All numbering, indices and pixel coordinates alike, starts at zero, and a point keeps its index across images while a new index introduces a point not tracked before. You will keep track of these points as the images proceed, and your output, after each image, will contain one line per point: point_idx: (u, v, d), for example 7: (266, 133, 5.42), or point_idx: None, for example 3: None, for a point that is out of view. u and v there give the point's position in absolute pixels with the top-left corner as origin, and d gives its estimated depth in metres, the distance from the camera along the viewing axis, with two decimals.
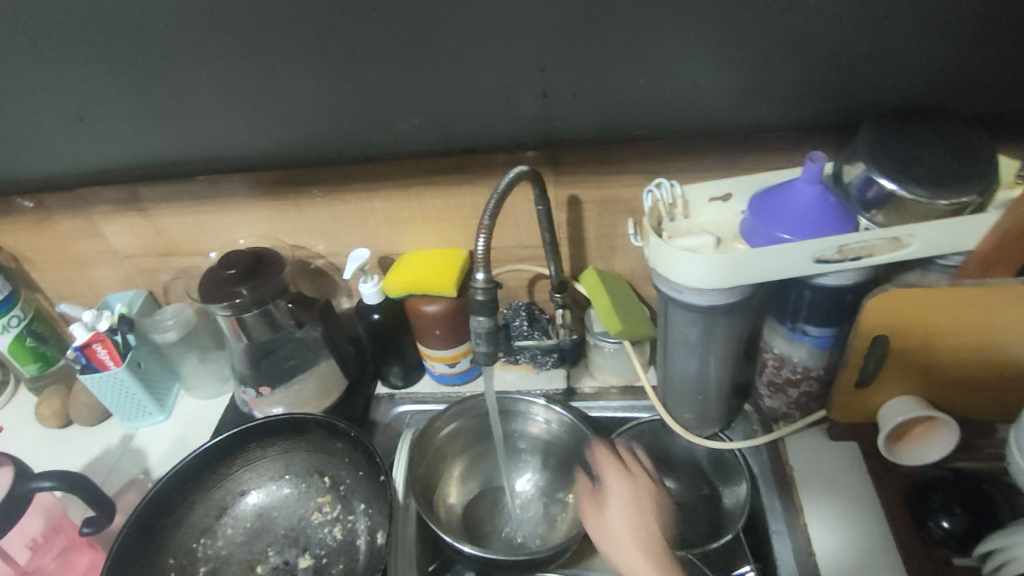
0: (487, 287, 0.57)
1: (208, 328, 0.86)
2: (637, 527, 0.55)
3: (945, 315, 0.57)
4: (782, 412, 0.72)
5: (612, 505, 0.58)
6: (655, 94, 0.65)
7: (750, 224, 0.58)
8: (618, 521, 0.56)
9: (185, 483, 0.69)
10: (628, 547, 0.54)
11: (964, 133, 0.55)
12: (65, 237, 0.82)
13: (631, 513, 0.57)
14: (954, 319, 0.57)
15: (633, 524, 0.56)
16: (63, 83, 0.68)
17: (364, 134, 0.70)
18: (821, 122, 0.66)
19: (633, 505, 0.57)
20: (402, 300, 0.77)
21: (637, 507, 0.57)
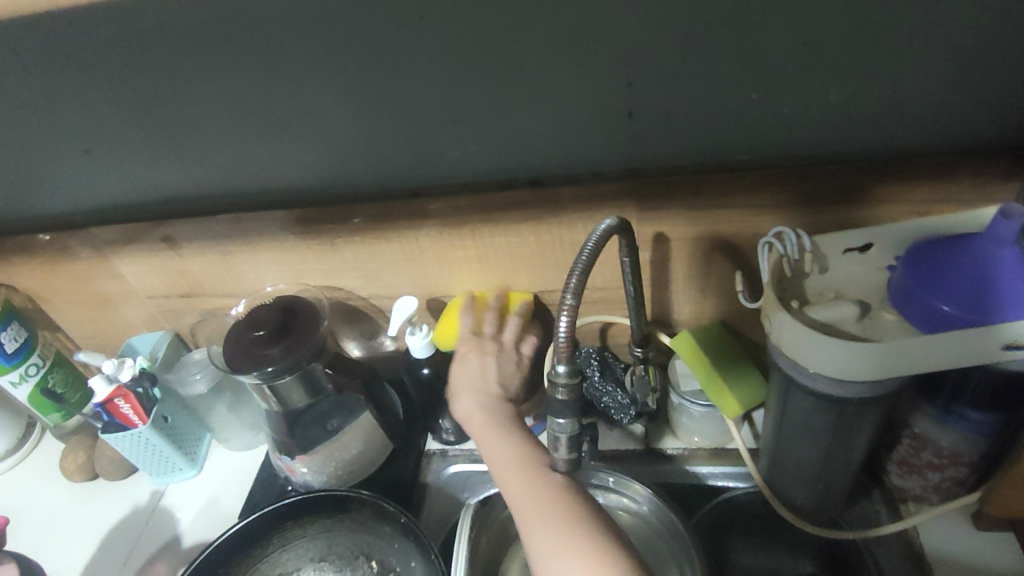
0: (568, 382, 0.48)
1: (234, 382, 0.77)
2: (495, 372, 0.58)
3: None
4: (914, 493, 0.59)
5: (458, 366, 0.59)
6: (772, 113, 0.52)
7: (904, 293, 0.44)
8: (464, 388, 0.57)
9: (215, 567, 0.62)
10: (472, 363, 0.59)
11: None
12: (82, 277, 0.74)
13: (476, 365, 0.58)
14: None
15: (476, 345, 0.60)
16: (64, 113, 0.59)
17: (409, 164, 0.60)
18: (979, 143, 0.52)
19: (488, 351, 0.59)
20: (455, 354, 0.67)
21: (487, 363, 0.58)
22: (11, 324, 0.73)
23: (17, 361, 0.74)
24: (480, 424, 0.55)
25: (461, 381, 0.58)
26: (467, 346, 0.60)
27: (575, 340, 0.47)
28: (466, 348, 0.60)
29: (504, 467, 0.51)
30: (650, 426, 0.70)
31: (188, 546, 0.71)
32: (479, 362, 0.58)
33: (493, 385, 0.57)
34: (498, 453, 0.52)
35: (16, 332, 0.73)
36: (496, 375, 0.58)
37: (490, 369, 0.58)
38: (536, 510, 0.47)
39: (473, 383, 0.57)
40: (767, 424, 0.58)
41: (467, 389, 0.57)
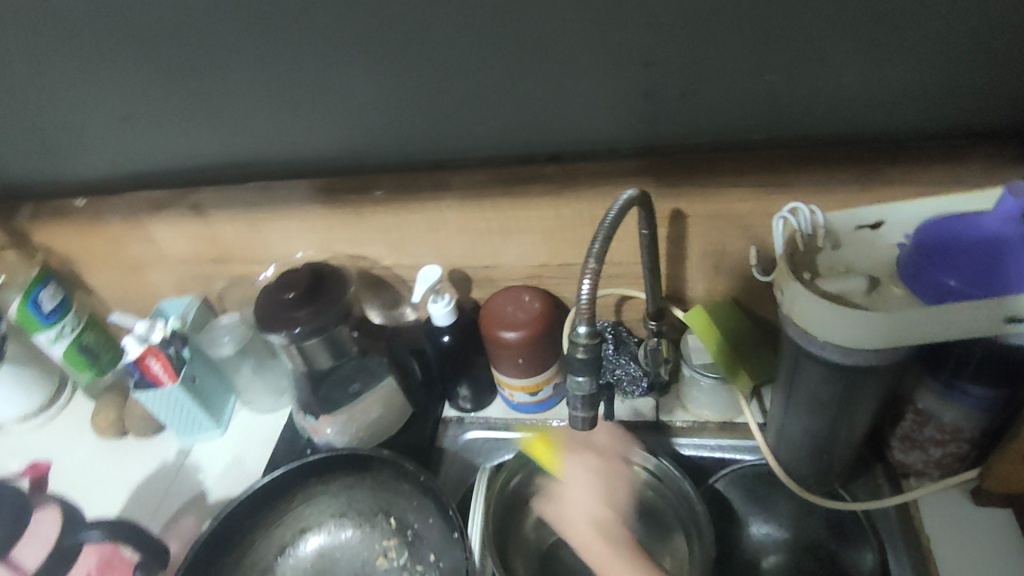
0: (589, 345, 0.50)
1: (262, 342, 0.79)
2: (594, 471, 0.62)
3: None
4: (916, 469, 0.61)
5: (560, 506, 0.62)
6: (788, 95, 0.53)
7: (912, 266, 0.46)
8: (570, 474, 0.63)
9: (242, 519, 0.65)
10: (592, 481, 0.62)
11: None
12: (115, 240, 0.77)
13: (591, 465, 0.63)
14: None
15: (611, 483, 0.63)
16: (105, 81, 0.61)
17: (435, 137, 0.62)
18: (991, 128, 0.53)
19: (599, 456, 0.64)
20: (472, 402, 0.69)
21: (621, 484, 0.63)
22: (48, 285, 0.76)
23: (53, 320, 0.77)
24: (591, 541, 0.58)
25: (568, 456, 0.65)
26: (584, 456, 0.64)
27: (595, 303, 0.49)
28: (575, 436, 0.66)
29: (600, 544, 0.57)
30: (660, 399, 0.72)
31: (214, 501, 0.74)
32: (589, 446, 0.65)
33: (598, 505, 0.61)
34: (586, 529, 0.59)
35: (52, 293, 0.76)
36: (614, 476, 0.63)
37: (599, 508, 0.61)
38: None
39: (578, 460, 0.64)
40: (776, 397, 0.60)
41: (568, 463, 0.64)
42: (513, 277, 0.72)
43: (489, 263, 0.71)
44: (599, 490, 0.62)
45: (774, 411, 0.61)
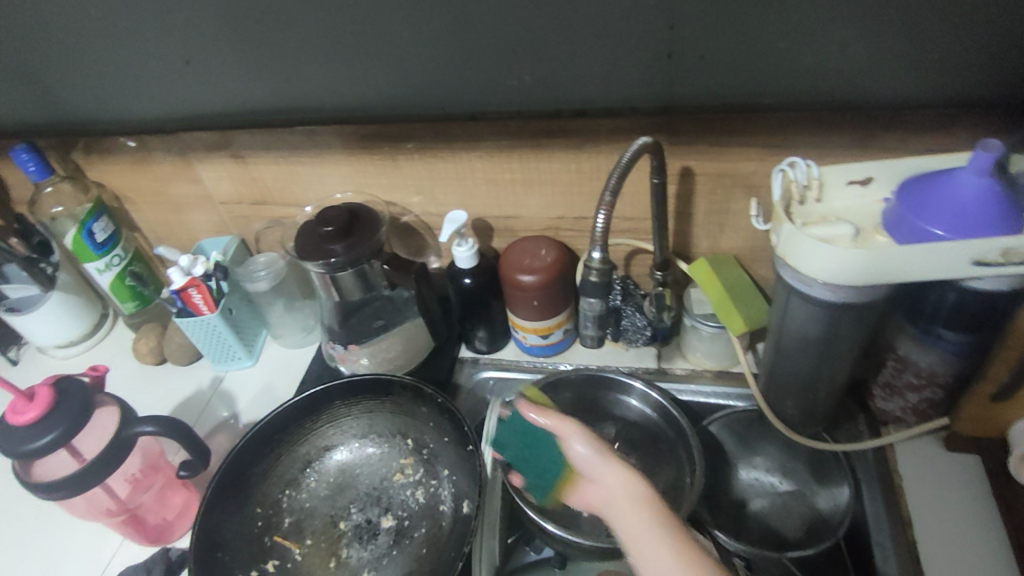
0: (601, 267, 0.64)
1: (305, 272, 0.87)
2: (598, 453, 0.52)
3: None
4: (895, 416, 0.66)
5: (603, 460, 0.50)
6: (796, 62, 0.58)
7: (896, 214, 0.51)
8: (599, 474, 0.50)
9: (273, 434, 0.70)
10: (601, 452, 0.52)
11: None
12: (165, 179, 0.83)
13: (591, 456, 0.51)
14: None
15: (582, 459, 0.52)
16: (170, 25, 0.67)
17: (469, 92, 0.68)
18: (982, 100, 0.58)
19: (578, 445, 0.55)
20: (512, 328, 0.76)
21: (628, 471, 0.49)
22: (101, 217, 0.82)
23: (104, 251, 0.83)
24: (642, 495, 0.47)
25: (569, 451, 0.53)
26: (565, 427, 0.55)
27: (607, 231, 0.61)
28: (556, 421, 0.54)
29: (647, 549, 0.44)
30: (662, 349, 0.78)
31: (245, 423, 0.81)
32: (574, 428, 0.53)
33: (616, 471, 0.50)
34: (631, 534, 0.45)
35: (105, 225, 0.82)
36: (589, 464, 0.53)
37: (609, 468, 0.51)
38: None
39: (582, 450, 0.52)
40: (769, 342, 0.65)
41: (586, 467, 0.51)
42: (532, 227, 0.78)
43: (510, 213, 0.77)
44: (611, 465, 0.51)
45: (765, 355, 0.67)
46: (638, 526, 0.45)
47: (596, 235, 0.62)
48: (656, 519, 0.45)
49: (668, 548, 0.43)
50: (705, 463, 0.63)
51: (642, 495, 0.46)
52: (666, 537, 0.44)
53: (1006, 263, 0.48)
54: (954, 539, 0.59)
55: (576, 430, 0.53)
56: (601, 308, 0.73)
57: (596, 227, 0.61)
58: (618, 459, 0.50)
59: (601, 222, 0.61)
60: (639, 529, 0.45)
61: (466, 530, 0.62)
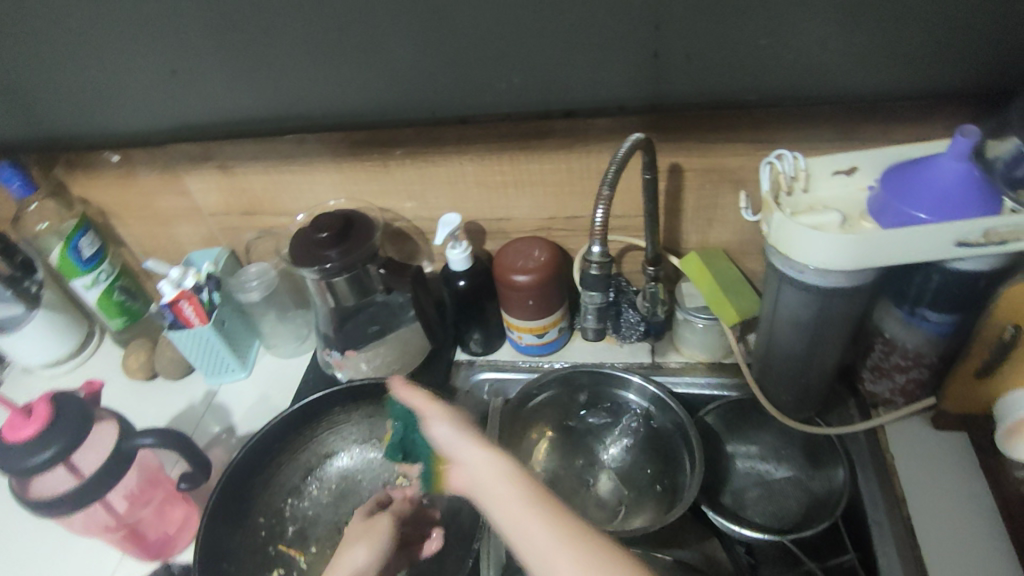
0: (602, 261, 0.65)
1: (298, 280, 0.88)
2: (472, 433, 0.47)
3: None
4: (884, 398, 0.68)
5: (463, 434, 0.47)
6: (778, 58, 0.61)
7: (881, 201, 0.53)
8: (461, 453, 0.46)
9: (273, 443, 0.70)
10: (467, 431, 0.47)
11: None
12: (151, 193, 0.82)
13: (454, 436, 0.47)
14: None
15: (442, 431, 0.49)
16: (158, 36, 0.67)
17: (459, 96, 0.69)
18: (955, 91, 0.61)
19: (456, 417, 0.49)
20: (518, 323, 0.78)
21: (491, 451, 0.45)
22: (88, 232, 0.81)
23: (91, 266, 0.82)
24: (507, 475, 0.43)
25: (429, 431, 0.49)
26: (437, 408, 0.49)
27: (605, 225, 0.62)
28: (426, 404, 0.50)
29: (528, 524, 0.41)
30: (656, 343, 0.80)
31: (241, 434, 0.80)
32: (442, 410, 0.49)
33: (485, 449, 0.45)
34: (503, 513, 0.42)
35: (92, 240, 0.81)
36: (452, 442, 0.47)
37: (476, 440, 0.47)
38: (569, 566, 0.38)
39: (447, 434, 0.47)
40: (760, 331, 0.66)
41: (449, 448, 0.47)
42: (525, 229, 0.79)
43: (503, 215, 0.78)
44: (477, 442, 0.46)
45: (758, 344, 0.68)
46: (511, 507, 0.42)
47: (595, 230, 0.63)
48: (526, 496, 0.42)
49: (542, 527, 0.40)
50: (706, 456, 0.63)
51: (512, 473, 0.43)
52: (545, 515, 0.41)
53: (989, 243, 0.50)
54: (947, 513, 0.61)
55: (439, 412, 0.49)
56: (602, 301, 0.73)
57: (595, 221, 0.62)
58: (485, 440, 0.47)
59: (598, 217, 0.62)
60: (509, 506, 0.42)
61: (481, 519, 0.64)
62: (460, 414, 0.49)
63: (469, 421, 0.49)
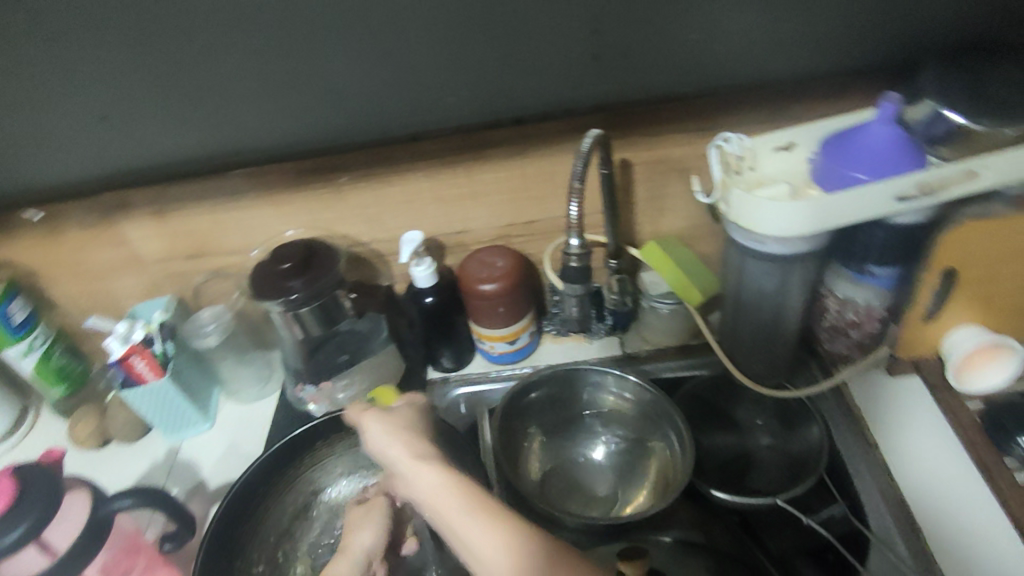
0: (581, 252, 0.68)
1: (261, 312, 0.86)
2: (407, 445, 0.53)
3: (994, 252, 0.60)
4: (841, 355, 0.73)
5: (394, 445, 0.53)
6: (709, 51, 0.65)
7: (824, 168, 0.58)
8: (398, 467, 0.52)
9: (257, 488, 0.67)
10: (400, 446, 0.53)
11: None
12: (82, 248, 0.77)
13: (396, 450, 0.53)
14: (1005, 251, 0.60)
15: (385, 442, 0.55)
16: (84, 81, 0.62)
17: (411, 115, 0.68)
18: (866, 67, 0.66)
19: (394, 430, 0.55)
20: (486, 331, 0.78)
21: (423, 462, 0.50)
22: (17, 297, 0.75)
23: (23, 332, 0.76)
24: (430, 482, 0.48)
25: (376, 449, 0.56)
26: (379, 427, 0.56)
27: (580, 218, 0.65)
28: (375, 424, 0.56)
29: (461, 519, 0.45)
30: (623, 337, 0.82)
31: (216, 487, 0.75)
32: (389, 427, 0.56)
33: (416, 460, 0.51)
34: (438, 511, 0.47)
35: (22, 305, 0.75)
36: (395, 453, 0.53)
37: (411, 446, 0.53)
38: (495, 556, 0.42)
39: (395, 452, 0.53)
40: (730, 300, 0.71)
41: (391, 463, 0.53)
42: (484, 239, 0.79)
43: (460, 228, 0.78)
44: (411, 453, 0.52)
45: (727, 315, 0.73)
46: (442, 505, 0.47)
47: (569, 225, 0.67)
48: (456, 502, 0.46)
49: (473, 523, 0.44)
50: (694, 439, 0.64)
51: (442, 480, 0.48)
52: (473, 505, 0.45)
53: (920, 195, 0.55)
54: (916, 450, 0.66)
55: (386, 432, 0.55)
56: (581, 290, 0.74)
57: (571, 217, 0.65)
58: (428, 452, 0.52)
59: (574, 212, 0.65)
60: (443, 507, 0.47)
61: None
62: (404, 430, 0.55)
63: (410, 432, 0.55)
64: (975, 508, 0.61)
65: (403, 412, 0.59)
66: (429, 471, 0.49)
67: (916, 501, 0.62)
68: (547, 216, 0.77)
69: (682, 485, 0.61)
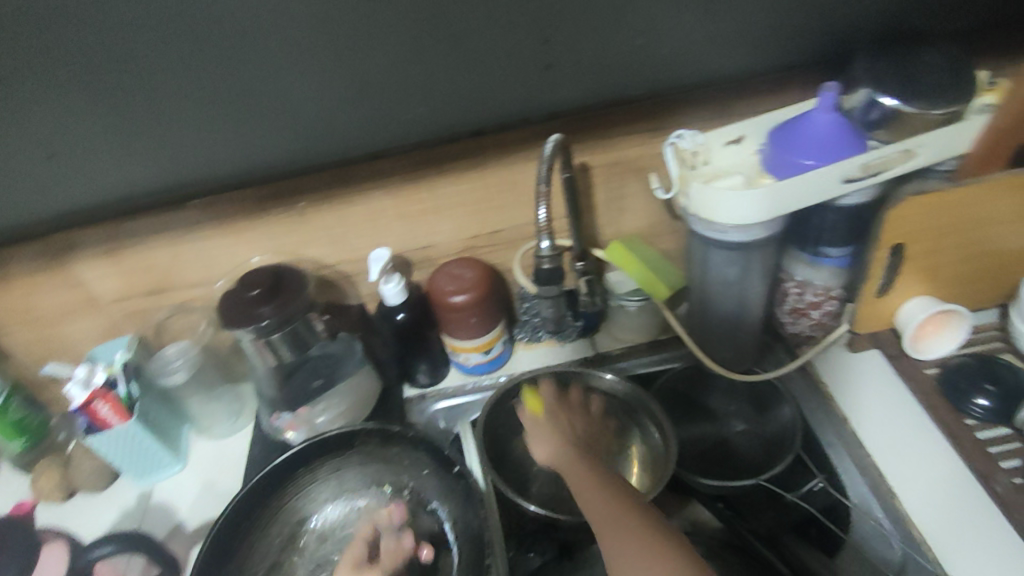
0: (553, 254, 0.70)
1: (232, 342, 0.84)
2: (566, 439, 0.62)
3: (935, 224, 0.64)
4: (804, 335, 0.76)
5: (537, 439, 0.63)
6: (657, 53, 0.67)
7: (774, 157, 0.61)
8: (551, 458, 0.62)
9: (239, 524, 0.65)
10: (542, 441, 0.63)
11: (953, 49, 0.62)
12: (34, 293, 0.74)
13: (542, 444, 0.63)
14: (945, 223, 0.64)
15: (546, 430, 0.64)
16: (27, 121, 0.60)
17: (369, 135, 0.68)
18: (801, 61, 0.70)
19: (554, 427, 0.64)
20: (464, 339, 0.77)
21: (575, 458, 0.60)
22: None
23: None
24: (579, 476, 0.58)
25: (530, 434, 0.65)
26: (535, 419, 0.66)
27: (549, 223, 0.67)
28: (531, 422, 0.66)
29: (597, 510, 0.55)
30: (595, 337, 0.83)
31: (195, 527, 0.73)
32: (540, 426, 0.65)
33: (568, 455, 0.60)
34: (581, 497, 0.56)
35: None
36: (547, 438, 0.63)
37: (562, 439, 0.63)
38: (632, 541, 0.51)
39: (543, 446, 0.63)
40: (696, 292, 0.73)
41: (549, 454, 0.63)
42: (451, 252, 0.80)
43: (426, 243, 0.78)
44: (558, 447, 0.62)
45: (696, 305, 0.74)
46: (585, 491, 0.56)
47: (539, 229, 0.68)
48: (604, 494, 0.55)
49: (610, 515, 0.53)
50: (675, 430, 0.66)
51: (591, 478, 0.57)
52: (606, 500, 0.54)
53: (865, 175, 0.59)
54: (883, 419, 0.69)
55: (537, 429, 0.64)
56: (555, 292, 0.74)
57: (540, 220, 0.66)
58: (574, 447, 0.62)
59: (541, 216, 0.66)
60: (586, 496, 0.56)
61: (480, 535, 0.63)
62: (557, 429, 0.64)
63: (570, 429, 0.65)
64: (943, 468, 0.64)
65: (574, 408, 0.69)
66: (578, 468, 0.59)
67: (889, 467, 0.65)
68: (512, 224, 0.78)
69: (667, 476, 0.62)
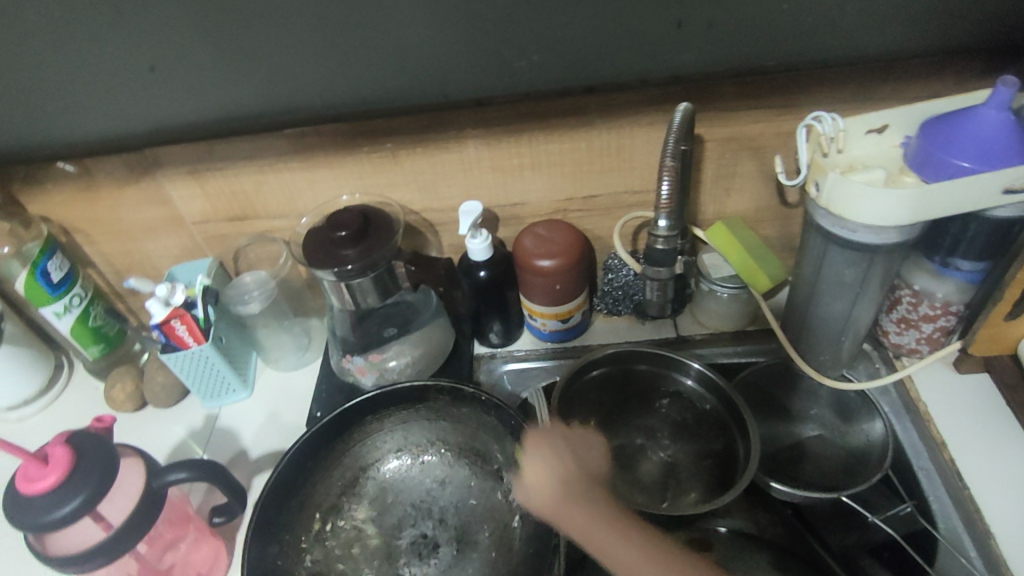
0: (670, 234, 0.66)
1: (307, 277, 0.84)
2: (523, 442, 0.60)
3: None
4: (908, 348, 0.71)
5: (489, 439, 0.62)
6: (805, 21, 0.60)
7: (923, 154, 0.54)
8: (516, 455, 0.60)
9: (305, 460, 0.65)
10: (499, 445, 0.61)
11: None
12: (122, 206, 0.74)
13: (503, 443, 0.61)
14: None
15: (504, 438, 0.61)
16: (132, 29, 0.58)
17: (476, 78, 0.64)
18: (963, 47, 0.62)
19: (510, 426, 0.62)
20: (542, 306, 0.75)
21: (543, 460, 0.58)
22: (56, 253, 0.72)
23: (61, 291, 0.73)
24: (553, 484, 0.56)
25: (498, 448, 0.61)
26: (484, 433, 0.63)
27: (668, 200, 0.63)
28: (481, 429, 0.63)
29: (599, 537, 0.52)
30: (677, 319, 0.80)
31: (259, 456, 0.74)
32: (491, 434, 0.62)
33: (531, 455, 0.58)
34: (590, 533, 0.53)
35: (61, 262, 0.72)
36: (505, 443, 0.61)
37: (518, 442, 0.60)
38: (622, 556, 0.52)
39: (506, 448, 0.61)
40: (805, 287, 0.68)
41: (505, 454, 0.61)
42: (540, 213, 0.76)
43: (517, 200, 0.75)
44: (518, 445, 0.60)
45: (801, 301, 0.70)
46: (582, 520, 0.53)
47: (658, 205, 0.65)
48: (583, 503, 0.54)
49: (606, 531, 0.53)
50: (762, 435, 0.61)
51: (561, 482, 0.56)
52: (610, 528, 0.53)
53: None
54: (990, 452, 0.63)
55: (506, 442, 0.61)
56: (665, 276, 0.72)
57: (660, 196, 0.64)
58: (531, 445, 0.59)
59: (663, 191, 0.63)
60: (596, 529, 0.53)
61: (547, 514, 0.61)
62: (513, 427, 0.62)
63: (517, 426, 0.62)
64: None
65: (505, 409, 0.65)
66: (553, 476, 0.56)
67: (987, 502, 0.60)
68: (609, 191, 0.74)
69: (743, 485, 0.58)
